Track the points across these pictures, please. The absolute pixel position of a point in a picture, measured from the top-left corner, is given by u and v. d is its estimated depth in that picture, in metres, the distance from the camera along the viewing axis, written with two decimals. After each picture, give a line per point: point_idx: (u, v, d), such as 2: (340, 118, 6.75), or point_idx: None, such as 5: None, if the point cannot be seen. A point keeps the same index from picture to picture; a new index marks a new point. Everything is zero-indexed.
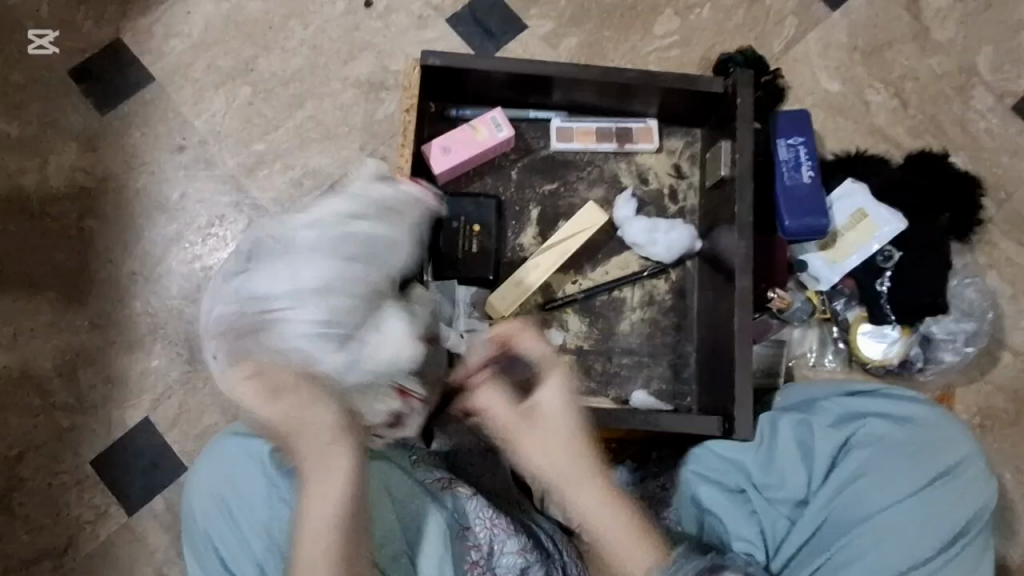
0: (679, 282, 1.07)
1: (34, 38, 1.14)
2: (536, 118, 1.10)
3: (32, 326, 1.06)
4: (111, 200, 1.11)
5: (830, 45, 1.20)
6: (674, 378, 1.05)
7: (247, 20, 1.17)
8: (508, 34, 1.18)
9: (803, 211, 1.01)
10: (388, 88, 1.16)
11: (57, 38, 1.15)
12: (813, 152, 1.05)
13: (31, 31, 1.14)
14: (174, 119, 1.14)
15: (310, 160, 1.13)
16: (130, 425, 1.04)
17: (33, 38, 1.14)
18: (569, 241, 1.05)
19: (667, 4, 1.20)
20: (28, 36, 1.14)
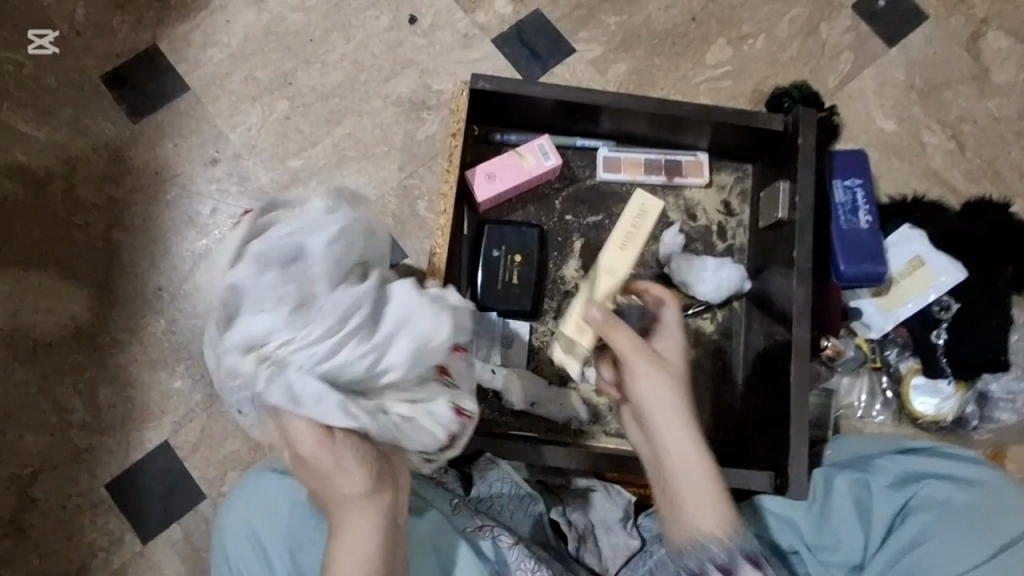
0: (725, 324, 1.03)
1: (34, 38, 1.11)
2: (582, 146, 1.06)
3: (52, 339, 1.02)
4: (139, 212, 1.07)
5: (886, 82, 1.17)
6: (717, 425, 1.00)
7: (287, 31, 1.14)
8: (554, 57, 1.15)
9: (860, 257, 0.98)
10: (430, 108, 1.12)
11: (58, 39, 1.11)
12: (870, 196, 1.02)
13: (31, 31, 1.11)
14: (208, 130, 1.10)
15: (346, 179, 1.10)
16: (150, 448, 1.00)
17: (33, 38, 1.11)
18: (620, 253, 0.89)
19: (719, 34, 1.17)
20: (28, 36, 1.11)
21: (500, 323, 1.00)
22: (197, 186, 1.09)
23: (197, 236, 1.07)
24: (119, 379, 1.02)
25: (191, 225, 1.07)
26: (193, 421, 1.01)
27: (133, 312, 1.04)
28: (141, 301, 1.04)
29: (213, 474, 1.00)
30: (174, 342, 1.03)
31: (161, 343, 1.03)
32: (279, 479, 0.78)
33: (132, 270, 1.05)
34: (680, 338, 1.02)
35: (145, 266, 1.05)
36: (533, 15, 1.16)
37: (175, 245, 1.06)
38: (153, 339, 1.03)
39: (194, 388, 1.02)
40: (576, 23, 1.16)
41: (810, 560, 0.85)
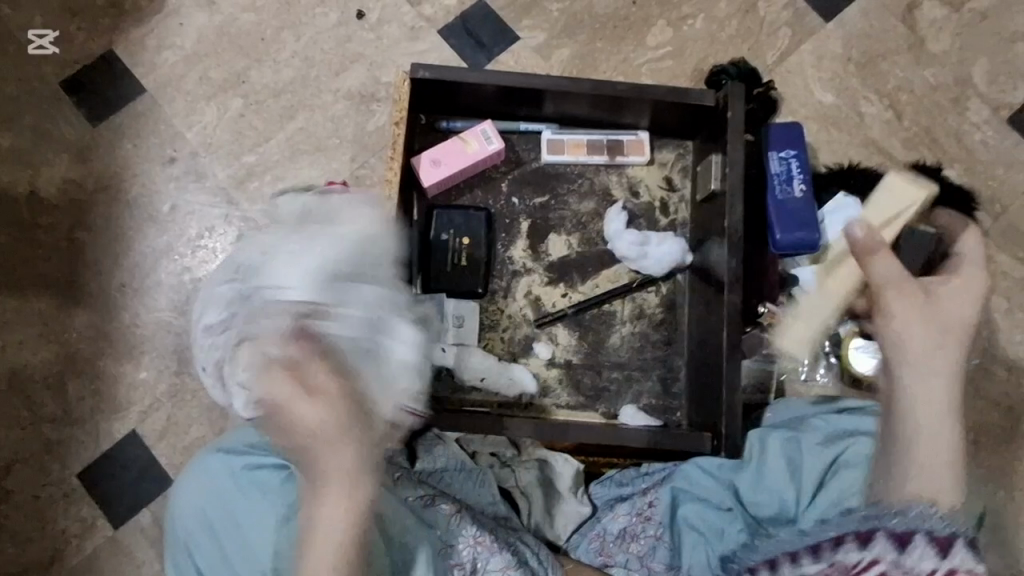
0: (670, 296, 1.07)
1: (34, 38, 1.15)
2: (526, 130, 1.10)
3: (21, 337, 1.06)
4: (101, 212, 1.11)
5: (824, 56, 1.20)
6: (664, 393, 1.04)
7: (239, 32, 1.17)
8: (499, 45, 1.18)
9: (794, 226, 1.01)
10: (380, 100, 1.16)
11: (58, 38, 1.15)
12: (805, 166, 1.05)
13: (32, 31, 1.15)
14: (165, 130, 1.14)
15: (301, 172, 1.13)
16: (118, 438, 1.04)
17: (34, 38, 1.15)
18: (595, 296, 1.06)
19: (660, 16, 1.20)
20: (29, 36, 1.15)
21: (450, 303, 1.03)
22: (157, 185, 1.12)
23: (157, 233, 1.11)
24: (87, 373, 1.05)
25: (152, 223, 1.11)
26: (159, 410, 1.05)
27: (98, 309, 1.08)
28: (106, 297, 1.08)
29: (180, 460, 1.03)
30: (138, 336, 1.07)
31: (128, 336, 1.07)
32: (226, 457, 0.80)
33: (96, 268, 1.09)
34: (627, 312, 1.06)
35: (109, 264, 1.09)
36: (477, 5, 1.19)
37: (136, 243, 1.10)
38: (118, 333, 1.07)
39: (159, 379, 1.06)
40: (519, 11, 1.19)
41: (742, 516, 0.89)
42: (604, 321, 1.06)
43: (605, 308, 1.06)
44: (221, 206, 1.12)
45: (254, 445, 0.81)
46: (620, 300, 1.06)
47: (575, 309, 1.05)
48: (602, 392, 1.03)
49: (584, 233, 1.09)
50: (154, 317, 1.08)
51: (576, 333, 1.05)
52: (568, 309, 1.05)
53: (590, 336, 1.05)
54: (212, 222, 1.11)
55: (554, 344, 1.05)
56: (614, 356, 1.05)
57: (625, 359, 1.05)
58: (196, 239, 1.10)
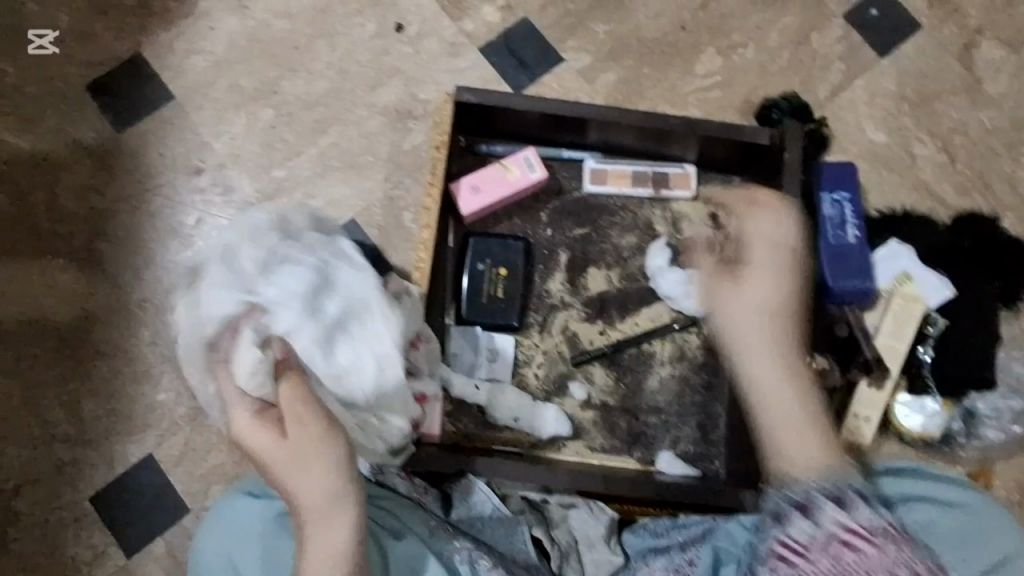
0: (711, 339, 1.03)
1: (34, 38, 1.10)
2: (569, 157, 1.05)
3: (35, 350, 1.02)
4: (123, 223, 1.06)
5: (877, 93, 1.16)
6: (703, 440, 1.00)
7: (271, 39, 1.12)
8: (542, 66, 1.14)
9: (848, 273, 0.98)
10: (416, 118, 1.11)
11: (59, 38, 1.10)
12: (859, 210, 1.02)
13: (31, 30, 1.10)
14: (192, 139, 1.09)
15: (332, 190, 1.08)
16: (134, 462, 1.00)
17: (34, 38, 1.10)
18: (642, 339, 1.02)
19: (709, 43, 1.15)
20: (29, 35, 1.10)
21: (485, 337, 1.00)
22: (181, 196, 1.08)
23: (181, 247, 1.06)
24: (102, 392, 1.01)
25: (175, 236, 1.06)
26: (176, 434, 1.01)
27: (115, 325, 1.03)
28: (125, 313, 1.04)
29: (197, 487, 0.99)
30: (158, 356, 1.03)
31: (146, 355, 1.03)
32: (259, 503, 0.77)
33: (115, 282, 1.05)
34: (667, 353, 1.02)
35: (129, 278, 1.05)
36: (521, 23, 1.14)
37: (158, 257, 1.06)
38: (137, 351, 1.03)
39: (178, 402, 1.01)
40: (564, 31, 1.15)
41: None
42: (642, 362, 1.02)
43: (643, 348, 1.02)
44: None
45: None
46: (661, 341, 1.02)
47: (613, 348, 1.01)
48: (638, 437, 1.00)
49: (624, 268, 1.04)
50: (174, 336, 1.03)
51: (613, 373, 1.01)
52: (606, 348, 1.01)
53: (626, 377, 1.01)
54: None
55: (589, 384, 1.01)
56: (652, 400, 1.01)
57: (663, 403, 1.01)
58: None
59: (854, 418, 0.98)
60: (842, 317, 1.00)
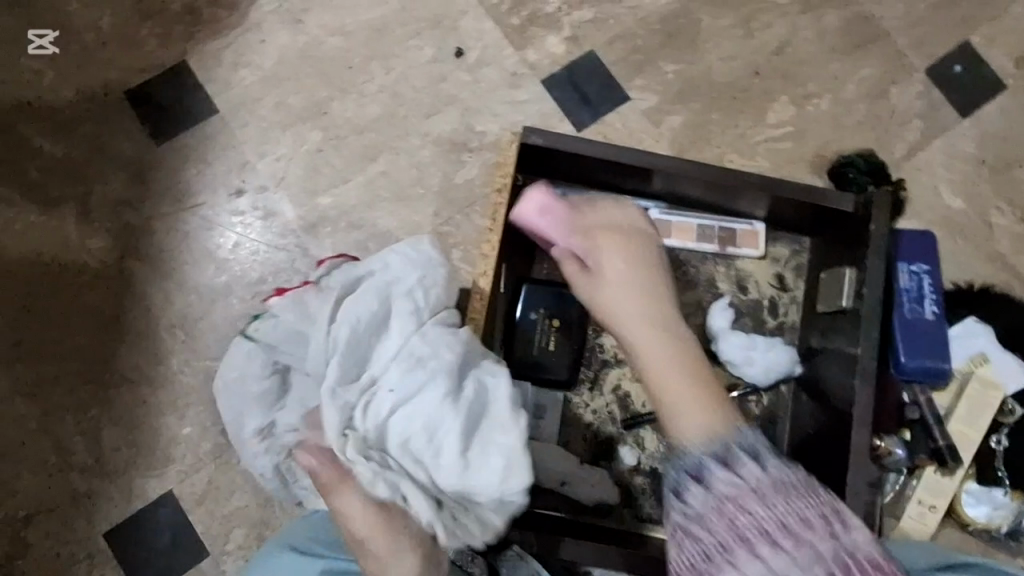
0: (770, 409, 0.97)
1: (34, 38, 1.05)
2: (631, 205, 1.00)
3: (56, 372, 0.96)
4: (157, 242, 1.01)
5: (956, 156, 1.10)
6: None
7: (324, 57, 1.07)
8: (607, 104, 1.08)
9: (923, 351, 0.92)
10: (471, 150, 1.05)
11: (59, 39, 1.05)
12: (937, 284, 0.96)
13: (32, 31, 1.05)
14: (234, 158, 1.04)
15: (378, 221, 1.03)
16: (152, 498, 0.94)
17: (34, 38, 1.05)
18: None
19: (783, 91, 1.10)
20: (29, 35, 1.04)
21: (535, 392, 0.95)
22: (220, 217, 1.02)
23: (215, 271, 1.01)
24: (125, 421, 0.96)
25: (210, 260, 1.01)
26: (199, 472, 0.95)
27: (143, 350, 0.98)
28: (154, 338, 0.98)
29: (218, 530, 0.94)
30: (185, 387, 0.97)
31: (173, 384, 0.97)
32: (300, 559, 0.77)
33: (145, 304, 0.99)
34: None
35: (159, 301, 0.99)
36: (587, 57, 1.09)
37: (192, 280, 1.00)
38: (163, 380, 0.97)
39: (203, 437, 0.96)
40: (631, 68, 1.09)
41: None
42: None
43: None
44: (289, 249, 1.02)
45: (331, 543, 0.79)
46: None
47: None
48: None
49: None
50: (204, 366, 0.98)
51: None
52: None
53: None
54: (277, 266, 1.01)
55: (639, 449, 0.95)
56: None
57: None
58: (257, 283, 1.00)
59: (917, 505, 0.93)
60: (911, 395, 0.93)
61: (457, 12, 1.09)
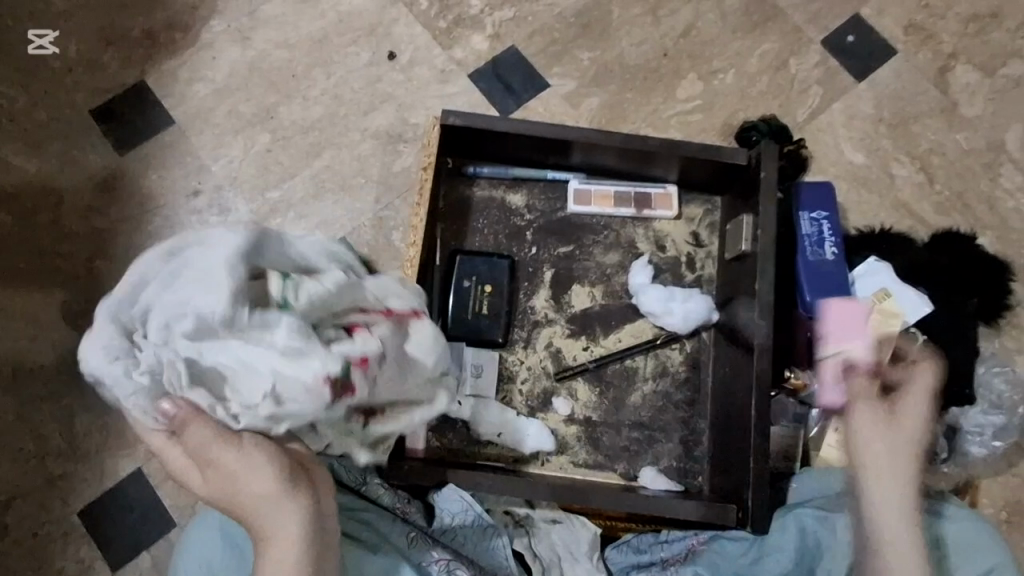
0: (693, 355, 1.04)
1: (35, 39, 1.17)
2: (553, 178, 1.08)
3: (32, 365, 1.05)
4: (122, 242, 1.10)
5: (855, 116, 1.19)
6: (685, 456, 1.01)
7: (271, 67, 1.18)
8: (529, 91, 1.18)
9: (825, 289, 1.01)
10: (407, 141, 1.15)
11: (58, 38, 1.17)
12: (837, 228, 1.05)
13: (32, 31, 1.17)
14: (192, 162, 1.14)
15: (324, 210, 1.12)
16: (122, 476, 1.02)
17: (34, 38, 1.17)
18: (627, 356, 1.03)
19: (690, 69, 1.20)
20: (29, 36, 1.17)
21: (470, 353, 1.02)
22: (180, 216, 1.11)
23: None
24: (96, 407, 1.03)
25: None
26: None
27: None
28: None
29: (184, 501, 1.01)
30: None
31: None
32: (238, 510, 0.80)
33: None
34: (650, 369, 1.04)
35: None
36: (509, 51, 1.19)
37: None
38: None
39: None
40: (550, 58, 1.19)
41: None
42: (627, 378, 1.03)
43: (627, 363, 1.04)
44: None
45: None
46: (643, 356, 1.04)
47: (597, 363, 1.03)
48: (621, 452, 1.01)
49: (608, 285, 1.07)
50: None
51: (597, 388, 1.03)
52: (590, 363, 1.03)
53: (610, 392, 1.03)
54: None
55: (573, 400, 1.02)
56: (634, 416, 1.02)
57: (647, 419, 1.02)
58: None
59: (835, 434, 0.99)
60: (819, 330, 1.01)
61: (390, 19, 1.20)
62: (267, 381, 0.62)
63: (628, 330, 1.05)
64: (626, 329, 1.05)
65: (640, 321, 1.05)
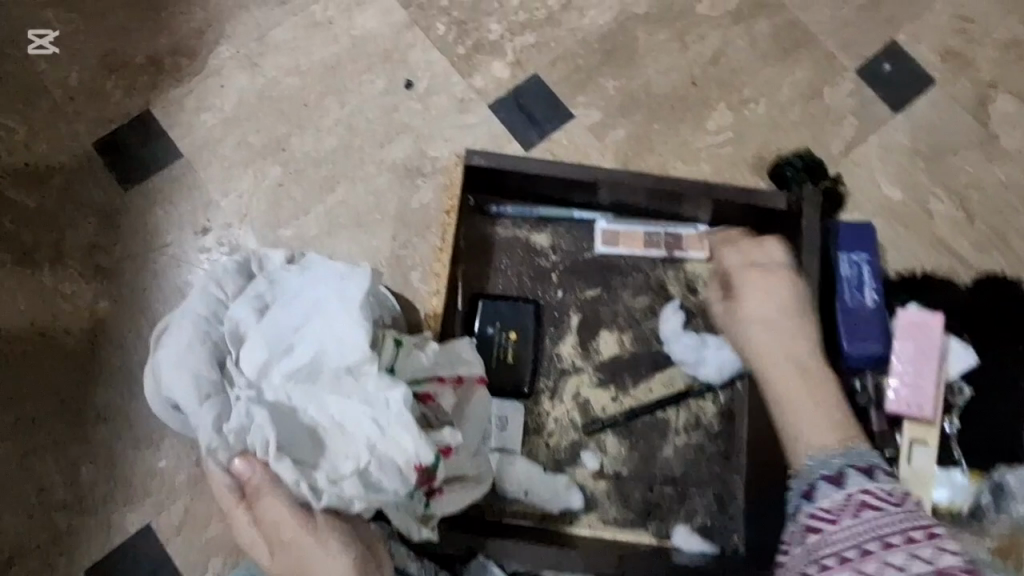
0: (727, 405, 1.00)
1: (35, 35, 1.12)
2: (580, 218, 1.04)
3: (34, 414, 1.00)
4: (127, 283, 1.05)
5: (891, 148, 1.14)
6: (719, 512, 0.97)
7: (281, 95, 1.12)
8: (552, 122, 1.13)
9: (864, 337, 0.97)
10: (425, 175, 1.10)
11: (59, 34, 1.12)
12: (876, 273, 1.00)
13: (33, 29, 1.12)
14: (199, 197, 1.08)
15: (339, 248, 1.07)
16: (130, 531, 0.97)
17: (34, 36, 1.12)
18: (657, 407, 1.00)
19: (720, 98, 1.14)
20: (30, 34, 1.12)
21: (495, 404, 0.98)
22: (187, 255, 1.06)
23: None
24: (102, 459, 0.99)
25: (180, 296, 1.05)
26: (176, 502, 0.98)
27: (118, 387, 1.01)
28: (127, 375, 1.02)
29: (196, 558, 0.97)
30: (160, 421, 1.00)
31: (146, 419, 1.00)
32: None
33: (118, 343, 1.03)
34: (681, 422, 1.00)
35: (132, 339, 1.03)
36: (531, 78, 1.14)
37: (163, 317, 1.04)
38: (138, 416, 1.00)
39: (179, 467, 0.99)
40: (574, 87, 1.14)
41: None
42: (658, 430, 0.99)
43: (658, 415, 1.00)
44: None
45: None
46: (675, 408, 1.00)
47: (627, 416, 0.99)
48: (652, 509, 0.97)
49: (637, 331, 1.02)
50: None
51: (627, 441, 0.99)
52: (619, 416, 0.99)
53: (640, 445, 0.99)
54: None
55: (602, 453, 0.99)
56: (665, 470, 0.98)
57: (679, 474, 0.98)
58: None
59: None
60: (860, 382, 0.98)
61: (406, 45, 1.15)
62: (327, 426, 0.78)
63: (660, 377, 1.01)
64: (657, 378, 1.01)
65: (672, 369, 1.01)
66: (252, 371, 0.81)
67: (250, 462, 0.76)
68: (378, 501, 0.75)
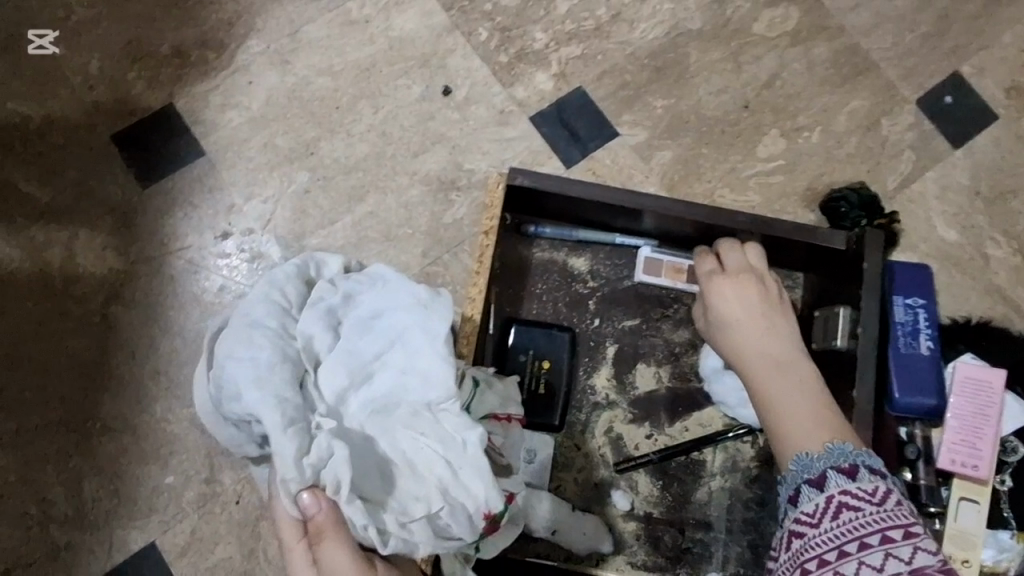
0: (767, 450, 0.95)
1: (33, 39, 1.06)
2: (622, 243, 0.98)
3: (37, 421, 0.95)
4: (141, 286, 1.00)
5: (949, 187, 1.08)
6: (753, 563, 0.92)
7: (312, 97, 1.07)
8: (595, 140, 1.07)
9: (920, 388, 0.91)
10: (459, 189, 1.04)
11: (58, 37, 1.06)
12: (933, 319, 0.95)
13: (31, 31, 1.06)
14: (220, 199, 1.03)
15: (366, 262, 1.02)
16: (133, 550, 0.92)
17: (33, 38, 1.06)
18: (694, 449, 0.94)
19: (773, 124, 1.09)
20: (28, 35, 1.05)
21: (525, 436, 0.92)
22: (205, 260, 1.01)
23: (201, 315, 0.99)
24: (106, 472, 0.94)
25: (196, 304, 1.00)
26: (182, 522, 0.93)
27: (127, 397, 0.96)
28: (136, 385, 0.96)
29: None
30: (169, 435, 0.95)
31: (155, 433, 0.95)
32: None
33: (129, 350, 0.98)
34: (718, 464, 0.94)
35: (143, 346, 0.98)
36: (575, 92, 1.08)
37: (177, 325, 0.99)
38: (146, 428, 0.95)
39: (187, 485, 0.94)
40: (620, 104, 1.08)
41: None
42: (693, 472, 0.94)
43: (693, 456, 0.94)
44: None
45: None
46: (711, 449, 0.95)
47: (661, 456, 0.94)
48: (683, 554, 0.92)
49: (675, 366, 0.97)
50: (187, 413, 0.96)
51: (659, 481, 0.94)
52: (653, 456, 0.94)
53: (674, 487, 0.94)
54: None
55: (633, 493, 0.94)
56: (699, 515, 0.93)
57: (713, 520, 0.93)
58: None
59: None
60: (907, 432, 0.93)
61: (446, 50, 1.09)
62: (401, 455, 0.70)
63: (697, 417, 0.96)
64: (694, 417, 0.96)
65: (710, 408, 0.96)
66: (331, 395, 0.72)
67: (321, 499, 0.64)
68: (445, 547, 0.68)
